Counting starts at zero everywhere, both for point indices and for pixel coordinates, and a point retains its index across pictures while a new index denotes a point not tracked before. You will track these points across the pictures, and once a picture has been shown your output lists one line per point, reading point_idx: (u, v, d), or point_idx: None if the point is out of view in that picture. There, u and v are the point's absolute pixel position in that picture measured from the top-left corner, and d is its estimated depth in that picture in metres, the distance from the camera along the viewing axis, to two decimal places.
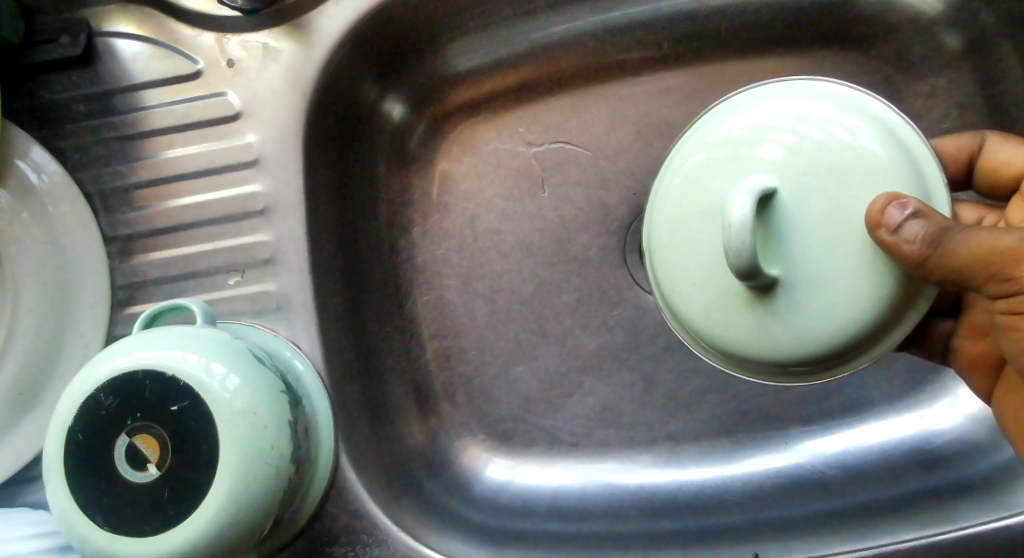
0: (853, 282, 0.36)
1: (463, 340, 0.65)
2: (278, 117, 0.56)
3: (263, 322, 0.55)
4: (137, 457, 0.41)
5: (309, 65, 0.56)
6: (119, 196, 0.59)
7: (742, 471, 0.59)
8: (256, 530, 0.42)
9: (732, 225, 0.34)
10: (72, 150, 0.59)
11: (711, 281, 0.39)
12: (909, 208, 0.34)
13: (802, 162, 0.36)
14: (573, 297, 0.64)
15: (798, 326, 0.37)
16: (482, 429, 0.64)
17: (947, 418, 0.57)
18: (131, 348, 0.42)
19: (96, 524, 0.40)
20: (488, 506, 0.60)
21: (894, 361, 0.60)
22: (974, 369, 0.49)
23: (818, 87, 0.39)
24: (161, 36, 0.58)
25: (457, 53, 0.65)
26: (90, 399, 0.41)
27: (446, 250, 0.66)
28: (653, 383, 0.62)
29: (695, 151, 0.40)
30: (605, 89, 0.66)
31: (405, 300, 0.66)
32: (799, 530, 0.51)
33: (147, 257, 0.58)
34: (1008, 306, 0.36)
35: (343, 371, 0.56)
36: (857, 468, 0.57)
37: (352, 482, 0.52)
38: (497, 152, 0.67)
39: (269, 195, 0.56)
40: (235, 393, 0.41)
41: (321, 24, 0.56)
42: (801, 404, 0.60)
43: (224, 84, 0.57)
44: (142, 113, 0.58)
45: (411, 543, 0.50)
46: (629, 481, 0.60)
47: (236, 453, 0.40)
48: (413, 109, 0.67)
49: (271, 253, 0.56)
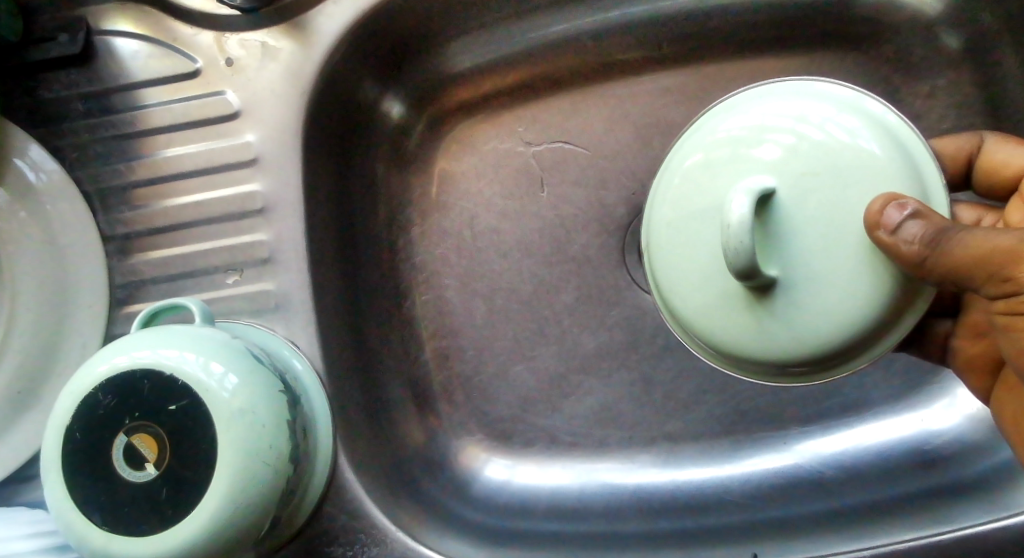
0: (852, 282, 0.36)
1: (462, 339, 0.65)
2: (277, 117, 0.56)
3: (262, 321, 0.55)
4: (135, 456, 0.41)
5: (309, 65, 0.56)
6: (117, 194, 0.59)
7: (740, 471, 0.59)
8: (255, 529, 0.42)
9: (730, 226, 0.34)
10: (71, 149, 0.59)
11: (710, 281, 0.39)
12: (908, 208, 0.34)
13: (800, 163, 0.36)
14: (572, 297, 0.64)
15: (797, 326, 0.37)
16: (481, 429, 0.64)
17: (946, 418, 0.57)
18: (130, 348, 0.42)
19: (94, 523, 0.40)
20: (486, 506, 0.60)
21: (892, 361, 0.60)
22: (973, 370, 0.49)
23: (817, 87, 0.39)
24: (159, 34, 0.58)
25: (456, 53, 0.65)
26: (88, 399, 0.41)
27: (445, 249, 0.66)
28: (652, 383, 0.62)
29: (694, 150, 0.40)
30: (605, 89, 0.66)
31: (404, 299, 0.66)
32: (797, 530, 0.51)
33: (146, 257, 0.58)
34: (1007, 307, 0.36)
35: (342, 371, 0.56)
36: (855, 468, 0.57)
37: (350, 481, 0.52)
38: (496, 152, 0.67)
39: (268, 194, 0.56)
40: (233, 392, 0.41)
41: (321, 23, 0.56)
42: (800, 404, 0.60)
43: (223, 83, 0.57)
44: (141, 112, 0.58)
45: (409, 542, 0.50)
46: (628, 481, 0.60)
47: (235, 452, 0.40)
48: (412, 108, 0.67)
49: (270, 252, 0.56)
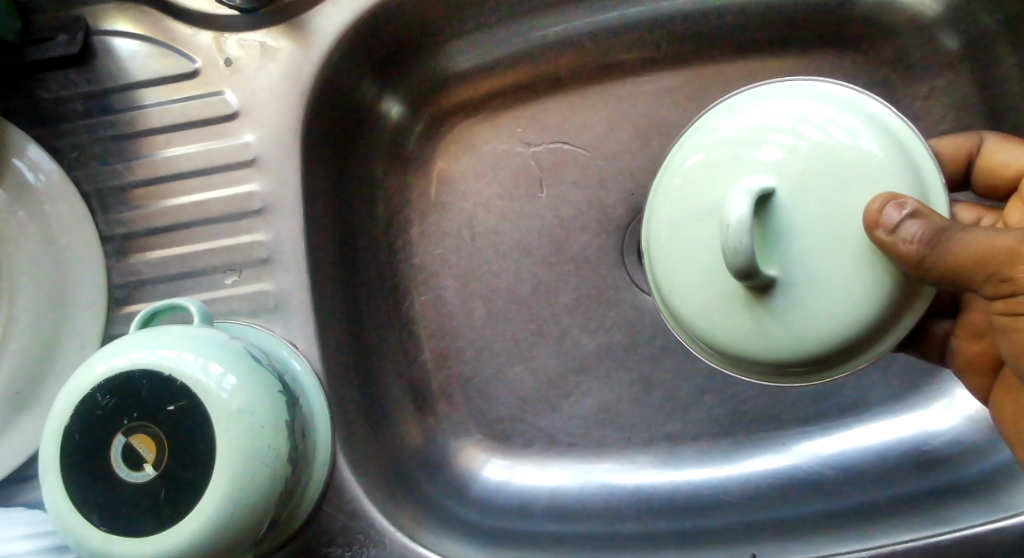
0: (851, 282, 0.36)
1: (461, 340, 0.65)
2: (276, 117, 0.56)
3: (261, 322, 0.55)
4: (133, 457, 0.41)
5: (308, 65, 0.56)
6: (116, 194, 0.59)
7: (739, 472, 0.59)
8: (254, 529, 0.42)
9: (729, 225, 0.34)
10: (69, 148, 0.59)
11: (710, 282, 0.39)
12: (907, 208, 0.34)
13: (800, 163, 0.36)
14: (571, 297, 0.64)
15: (796, 326, 0.37)
16: (480, 429, 0.64)
17: (945, 419, 0.57)
18: (128, 348, 0.41)
19: (92, 524, 0.40)
20: (485, 506, 0.60)
21: (891, 361, 0.60)
22: (972, 370, 0.49)
23: (817, 88, 0.39)
24: (158, 34, 0.58)
25: (455, 53, 0.65)
26: (86, 399, 0.41)
27: (443, 250, 0.66)
28: (651, 384, 0.62)
29: (694, 151, 0.40)
30: (604, 89, 0.66)
31: (403, 299, 0.66)
32: (795, 531, 0.51)
33: (144, 257, 0.58)
34: (1006, 307, 0.36)
35: (340, 371, 0.56)
36: (854, 469, 0.57)
37: (349, 482, 0.52)
38: (495, 152, 0.67)
39: (267, 194, 0.56)
40: (232, 393, 0.41)
41: (320, 23, 0.56)
42: (799, 404, 0.60)
43: (222, 84, 0.57)
44: (140, 112, 0.58)
45: (407, 543, 0.50)
46: (627, 482, 0.60)
47: (233, 453, 0.40)
48: (411, 109, 0.67)
49: (269, 253, 0.56)
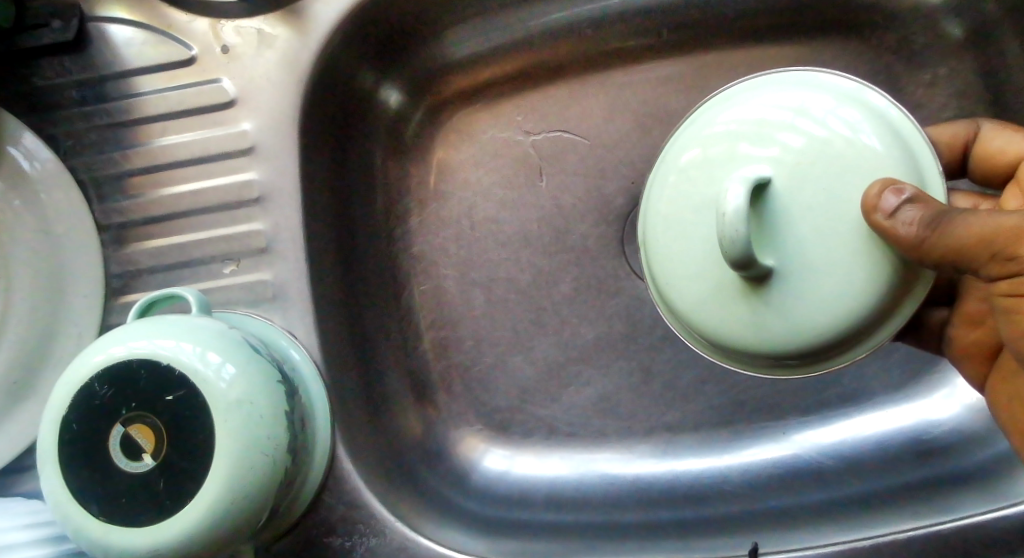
0: (849, 274, 0.36)
1: (460, 330, 0.65)
2: (273, 105, 0.55)
3: (260, 311, 0.55)
4: (132, 446, 0.41)
5: (304, 52, 0.55)
6: (112, 183, 0.58)
7: (739, 462, 0.59)
8: (254, 518, 0.42)
9: (725, 215, 0.33)
10: (65, 137, 0.59)
11: (706, 273, 0.39)
12: (906, 193, 0.34)
13: (797, 155, 0.36)
14: (571, 286, 0.64)
15: (793, 316, 0.37)
16: (480, 420, 0.64)
17: (946, 409, 0.57)
18: (126, 337, 0.41)
19: (92, 514, 0.40)
20: (486, 497, 0.60)
21: (892, 351, 0.60)
22: (969, 359, 0.49)
23: (818, 79, 0.39)
24: (154, 21, 0.57)
25: (455, 40, 0.65)
26: (85, 389, 0.41)
27: (443, 238, 0.66)
28: (651, 374, 0.61)
29: (691, 144, 0.40)
30: (604, 77, 0.65)
31: (402, 289, 0.65)
32: (793, 522, 0.51)
33: (142, 245, 0.58)
34: (1010, 288, 0.36)
35: (341, 362, 0.56)
36: (854, 459, 0.57)
37: (349, 472, 0.52)
38: (495, 141, 0.66)
39: (265, 182, 0.55)
40: (230, 382, 0.41)
41: (316, 10, 0.55)
42: (800, 394, 0.60)
43: (219, 71, 0.56)
44: (136, 99, 0.58)
45: (407, 533, 0.50)
46: (627, 472, 0.60)
47: (233, 441, 0.40)
48: (410, 96, 0.67)
49: (267, 242, 0.55)
